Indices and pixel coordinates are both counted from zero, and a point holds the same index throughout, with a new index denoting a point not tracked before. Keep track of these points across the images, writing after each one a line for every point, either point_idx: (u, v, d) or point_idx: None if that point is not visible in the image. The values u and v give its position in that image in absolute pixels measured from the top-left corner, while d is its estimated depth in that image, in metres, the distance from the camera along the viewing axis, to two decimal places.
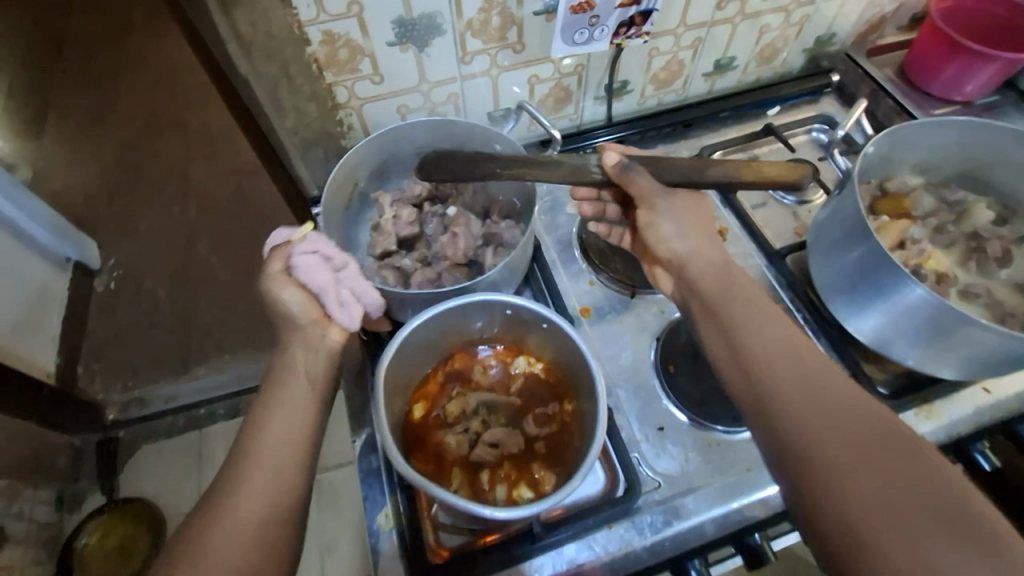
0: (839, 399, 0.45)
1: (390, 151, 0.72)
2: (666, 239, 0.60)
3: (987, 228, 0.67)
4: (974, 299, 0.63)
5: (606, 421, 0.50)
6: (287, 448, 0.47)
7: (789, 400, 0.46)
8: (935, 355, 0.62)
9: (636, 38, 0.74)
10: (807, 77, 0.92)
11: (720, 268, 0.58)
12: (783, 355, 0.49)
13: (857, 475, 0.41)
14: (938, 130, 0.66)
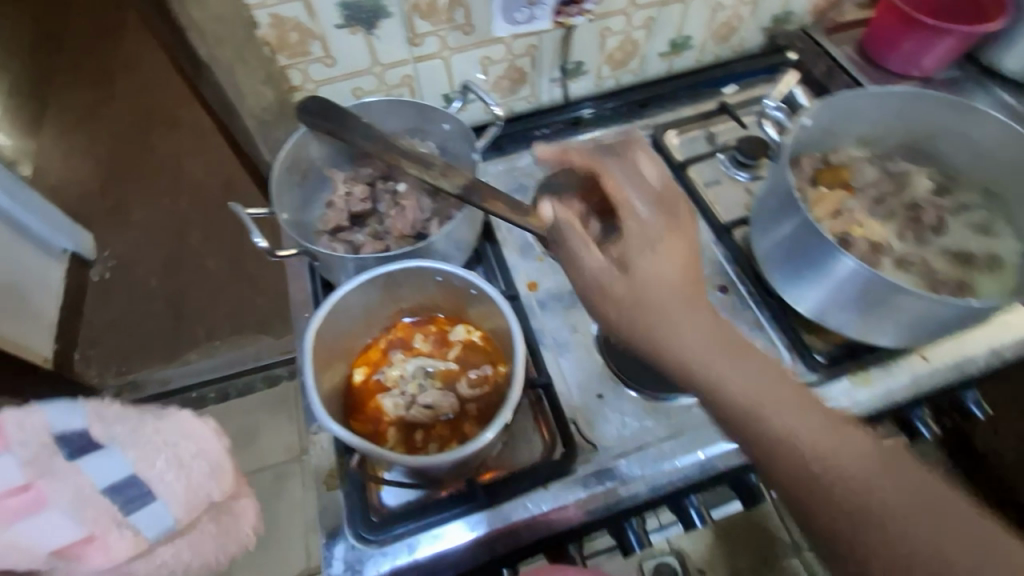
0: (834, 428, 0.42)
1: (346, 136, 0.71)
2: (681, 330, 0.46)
3: (926, 198, 0.67)
4: (909, 268, 0.63)
5: (523, 381, 0.53)
6: None
7: (749, 423, 0.43)
8: (874, 317, 0.62)
9: (580, 17, 0.75)
10: (762, 55, 0.93)
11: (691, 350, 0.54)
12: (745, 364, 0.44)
13: (865, 486, 0.40)
14: (875, 101, 0.67)
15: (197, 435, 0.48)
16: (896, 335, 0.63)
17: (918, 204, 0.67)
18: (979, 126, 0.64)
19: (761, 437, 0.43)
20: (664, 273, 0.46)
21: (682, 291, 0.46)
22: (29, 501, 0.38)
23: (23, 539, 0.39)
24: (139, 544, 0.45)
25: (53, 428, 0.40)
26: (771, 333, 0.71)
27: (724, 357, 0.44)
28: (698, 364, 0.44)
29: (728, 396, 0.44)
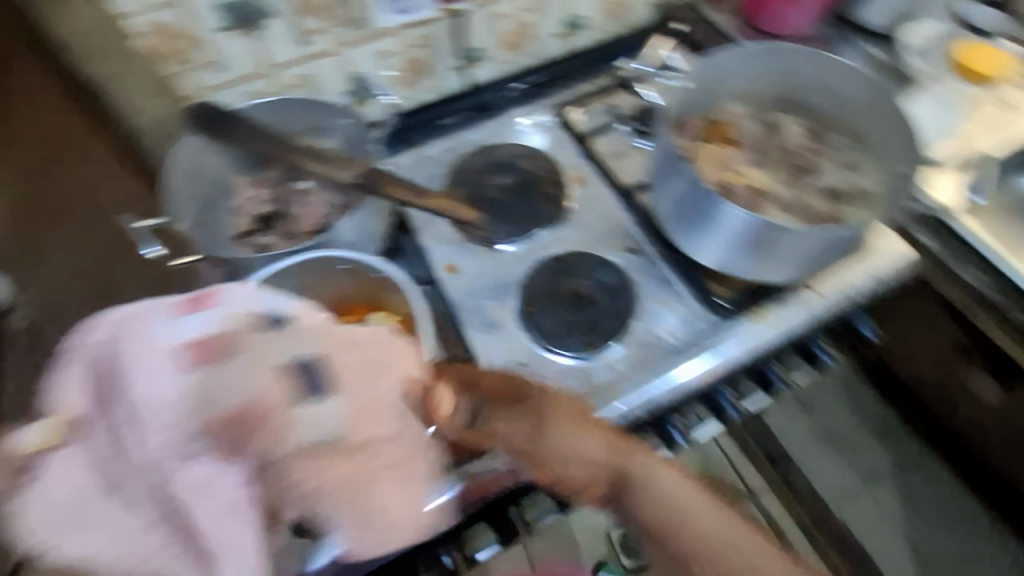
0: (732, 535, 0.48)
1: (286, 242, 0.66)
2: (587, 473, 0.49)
3: (801, 144, 0.72)
4: (790, 209, 0.67)
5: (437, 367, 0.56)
6: None
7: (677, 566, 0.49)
8: (762, 258, 0.67)
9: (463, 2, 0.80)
10: (652, 28, 0.98)
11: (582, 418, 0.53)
12: (690, 506, 0.48)
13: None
14: (741, 58, 0.73)
15: (389, 358, 0.44)
16: (783, 273, 0.68)
17: (795, 152, 0.72)
18: (834, 72, 0.69)
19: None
20: (582, 451, 0.49)
21: (620, 466, 0.49)
22: (218, 347, 0.37)
23: (211, 384, 0.35)
24: (294, 450, 0.36)
25: (263, 304, 0.42)
26: (679, 288, 0.74)
27: (652, 525, 0.48)
28: (639, 525, 0.49)
29: (656, 546, 0.50)
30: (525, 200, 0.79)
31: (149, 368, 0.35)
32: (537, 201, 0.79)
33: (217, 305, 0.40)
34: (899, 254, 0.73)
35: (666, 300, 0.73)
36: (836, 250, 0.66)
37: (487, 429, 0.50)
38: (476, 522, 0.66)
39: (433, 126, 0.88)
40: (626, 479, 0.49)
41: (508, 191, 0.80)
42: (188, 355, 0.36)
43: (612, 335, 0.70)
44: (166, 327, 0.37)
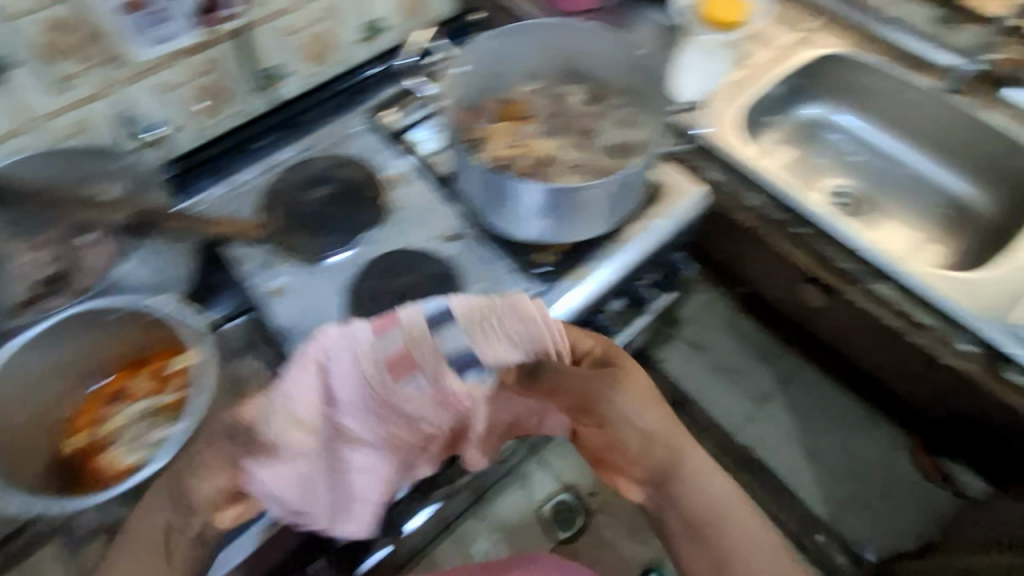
0: (756, 537, 0.54)
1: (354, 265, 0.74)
2: (637, 458, 0.57)
3: (585, 108, 0.77)
4: (579, 170, 0.71)
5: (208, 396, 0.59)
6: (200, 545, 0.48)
7: (698, 550, 0.55)
8: (566, 218, 0.70)
9: (227, 22, 0.76)
10: (453, 21, 1.01)
11: (655, 411, 0.58)
12: (727, 503, 0.55)
13: None
14: (514, 39, 0.75)
15: (530, 335, 0.53)
16: (587, 228, 0.72)
17: (579, 117, 0.76)
18: (597, 41, 0.74)
19: (704, 562, 0.54)
20: (641, 421, 0.57)
21: (673, 457, 0.56)
22: (400, 357, 0.50)
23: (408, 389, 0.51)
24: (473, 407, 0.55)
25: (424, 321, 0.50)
26: (501, 265, 0.75)
27: (685, 514, 0.55)
28: (671, 508, 0.57)
29: (681, 533, 0.56)
30: (345, 208, 0.79)
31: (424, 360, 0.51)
32: (354, 206, 0.79)
33: (392, 332, 0.50)
34: (687, 189, 0.80)
35: (490, 279, 0.74)
36: (627, 194, 0.70)
37: (547, 386, 0.60)
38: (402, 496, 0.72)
39: (245, 153, 0.86)
40: (675, 471, 0.56)
41: (325, 202, 0.79)
42: (392, 362, 0.50)
43: None
44: (364, 348, 0.49)
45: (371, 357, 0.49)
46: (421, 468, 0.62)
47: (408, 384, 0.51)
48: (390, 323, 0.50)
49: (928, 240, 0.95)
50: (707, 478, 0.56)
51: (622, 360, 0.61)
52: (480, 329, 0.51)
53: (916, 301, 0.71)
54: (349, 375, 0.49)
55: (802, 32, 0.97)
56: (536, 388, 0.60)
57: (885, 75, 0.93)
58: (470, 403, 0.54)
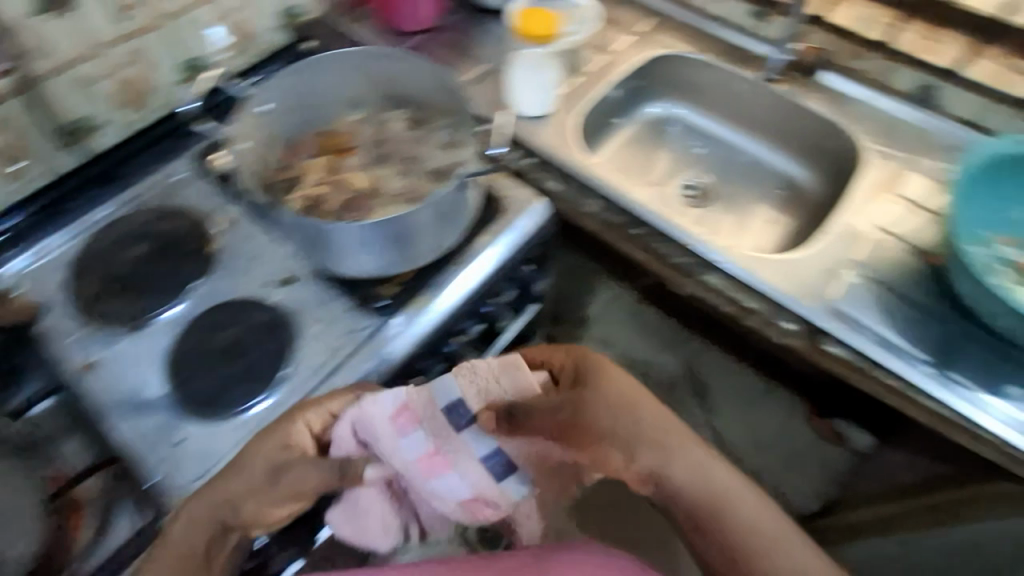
0: (756, 513, 0.59)
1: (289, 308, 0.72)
2: (628, 462, 0.60)
3: (406, 133, 0.75)
4: (402, 199, 0.70)
5: None
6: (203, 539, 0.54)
7: (700, 532, 0.59)
8: (391, 250, 0.69)
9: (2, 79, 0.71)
10: (286, 50, 0.98)
11: (641, 406, 0.62)
12: (726, 485, 0.60)
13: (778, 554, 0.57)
14: (323, 68, 0.73)
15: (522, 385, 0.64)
16: (416, 257, 0.71)
17: (402, 144, 0.75)
18: (407, 65, 0.73)
19: (711, 544, 0.59)
20: (624, 422, 0.61)
21: (664, 454, 0.60)
22: (435, 448, 0.62)
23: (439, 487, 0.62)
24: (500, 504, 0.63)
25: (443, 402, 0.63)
26: (337, 304, 0.72)
27: (683, 502, 0.60)
28: (671, 500, 0.61)
29: (684, 520, 0.60)
30: (170, 262, 0.74)
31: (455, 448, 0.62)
32: (177, 260, 0.75)
33: (416, 414, 0.62)
34: (527, 202, 0.81)
35: (326, 321, 0.71)
36: (453, 209, 0.71)
37: (547, 413, 0.61)
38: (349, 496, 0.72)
39: (56, 213, 0.80)
40: (669, 467, 0.60)
41: (143, 261, 0.75)
42: (427, 453, 0.62)
43: (270, 382, 0.66)
44: (399, 436, 0.61)
45: (407, 442, 0.61)
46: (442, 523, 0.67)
47: (444, 473, 0.62)
48: (409, 411, 0.61)
49: (774, 220, 0.98)
50: (701, 462, 0.60)
51: (593, 375, 0.64)
52: (481, 400, 0.63)
53: (743, 287, 0.74)
54: (393, 447, 0.61)
55: (631, 38, 1.02)
56: (543, 421, 0.61)
57: (710, 71, 1.00)
58: (504, 508, 0.64)
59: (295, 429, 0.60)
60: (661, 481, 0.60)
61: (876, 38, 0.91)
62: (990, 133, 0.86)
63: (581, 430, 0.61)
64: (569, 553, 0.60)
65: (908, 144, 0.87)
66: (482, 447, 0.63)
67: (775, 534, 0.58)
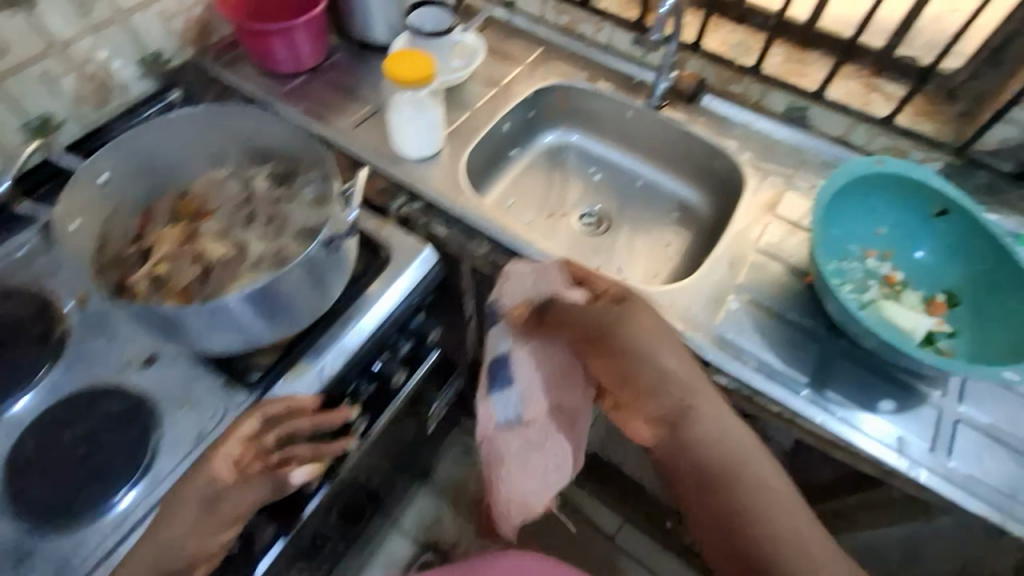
0: (760, 472, 0.57)
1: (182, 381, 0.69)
2: (641, 391, 0.62)
3: (267, 193, 0.71)
4: (263, 266, 0.66)
5: None
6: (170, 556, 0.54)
7: (700, 487, 0.58)
8: (272, 317, 0.66)
9: None
10: (150, 100, 0.93)
11: (670, 347, 0.62)
12: (740, 442, 0.58)
13: (776, 514, 0.54)
14: (169, 128, 0.68)
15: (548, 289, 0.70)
16: (298, 320, 0.68)
17: (263, 203, 0.71)
18: (260, 120, 0.70)
19: (705, 502, 0.57)
20: (649, 354, 0.61)
21: (684, 399, 0.60)
22: (492, 367, 0.74)
23: (493, 406, 0.74)
24: (527, 420, 0.74)
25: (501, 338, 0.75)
26: (205, 381, 0.69)
27: (687, 458, 0.59)
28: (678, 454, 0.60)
29: (687, 480, 0.59)
30: (17, 347, 0.69)
31: (508, 372, 0.73)
32: (21, 348, 0.69)
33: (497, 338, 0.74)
34: (413, 250, 0.78)
35: (193, 402, 0.68)
36: (324, 270, 0.67)
37: (568, 319, 0.66)
38: (263, 521, 0.68)
39: None
40: (686, 412, 0.59)
41: None
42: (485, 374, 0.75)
43: (127, 477, 0.62)
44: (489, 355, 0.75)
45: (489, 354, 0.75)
46: (511, 447, 0.75)
47: (500, 385, 0.74)
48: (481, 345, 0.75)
49: (669, 244, 0.98)
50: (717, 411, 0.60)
51: (621, 323, 0.62)
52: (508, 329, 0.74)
53: None
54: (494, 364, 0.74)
55: (518, 71, 1.03)
56: (568, 323, 0.67)
57: (599, 99, 1.01)
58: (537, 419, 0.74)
59: (215, 465, 0.57)
60: (677, 420, 0.60)
61: (748, 64, 0.93)
62: (858, 150, 0.89)
63: (600, 340, 0.63)
64: (506, 557, 0.80)
65: (784, 164, 0.90)
66: (507, 364, 0.73)
67: (781, 492, 0.55)
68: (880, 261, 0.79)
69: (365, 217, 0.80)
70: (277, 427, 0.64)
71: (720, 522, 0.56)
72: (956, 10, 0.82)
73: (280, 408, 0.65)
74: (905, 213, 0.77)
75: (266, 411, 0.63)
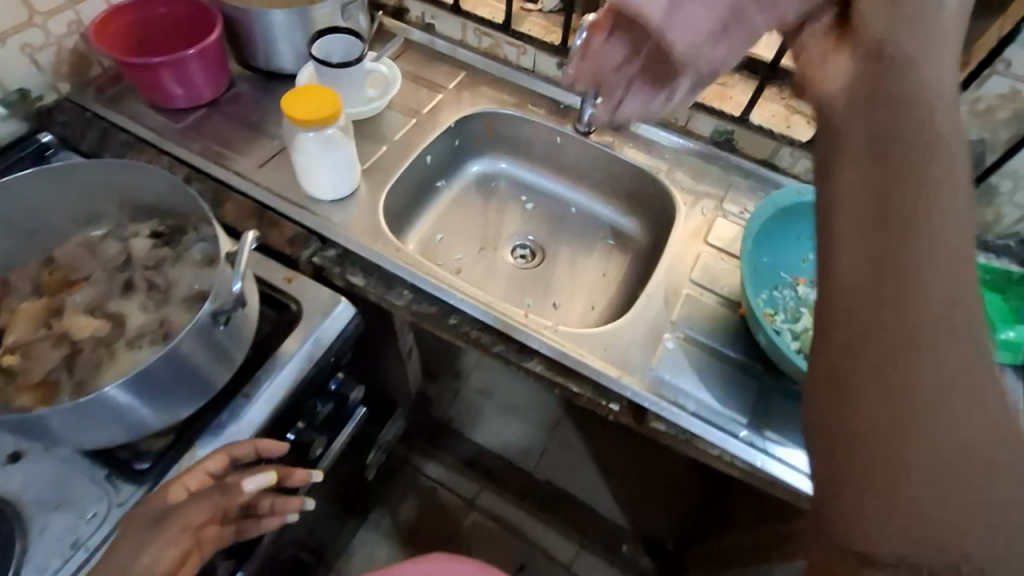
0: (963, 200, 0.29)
1: (56, 482, 0.60)
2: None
3: (149, 255, 0.63)
4: (143, 342, 0.58)
5: None
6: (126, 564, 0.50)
7: (861, 299, 0.29)
8: (162, 400, 0.57)
9: None
10: (17, 144, 0.82)
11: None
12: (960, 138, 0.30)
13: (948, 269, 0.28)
14: (18, 189, 0.58)
15: None
16: (196, 400, 0.60)
17: (143, 267, 0.62)
18: (134, 171, 0.61)
19: (864, 377, 0.28)
20: None
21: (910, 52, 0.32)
22: None
23: None
24: None
25: None
26: (85, 475, 0.60)
27: (881, 192, 0.29)
28: (860, 256, 0.29)
29: (856, 218, 0.30)
30: None
31: None
32: None
33: None
34: (327, 303, 0.71)
35: (71, 500, 0.59)
36: (221, 335, 0.59)
37: None
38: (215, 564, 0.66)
39: None
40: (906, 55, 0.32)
41: None
42: None
43: None
44: None
45: None
46: None
47: None
48: None
49: (604, 274, 0.95)
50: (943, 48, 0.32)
51: None
52: None
53: (565, 371, 0.69)
54: None
55: (439, 98, 0.97)
56: None
57: (527, 125, 0.98)
58: None
59: (172, 492, 0.54)
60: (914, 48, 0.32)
61: None
62: (783, 172, 0.89)
63: None
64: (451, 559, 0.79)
65: (713, 189, 0.89)
66: None
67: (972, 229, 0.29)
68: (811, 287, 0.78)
69: (271, 269, 0.72)
70: (242, 471, 0.60)
71: (866, 434, 0.27)
72: None
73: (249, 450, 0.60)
74: None
75: (234, 452, 0.59)
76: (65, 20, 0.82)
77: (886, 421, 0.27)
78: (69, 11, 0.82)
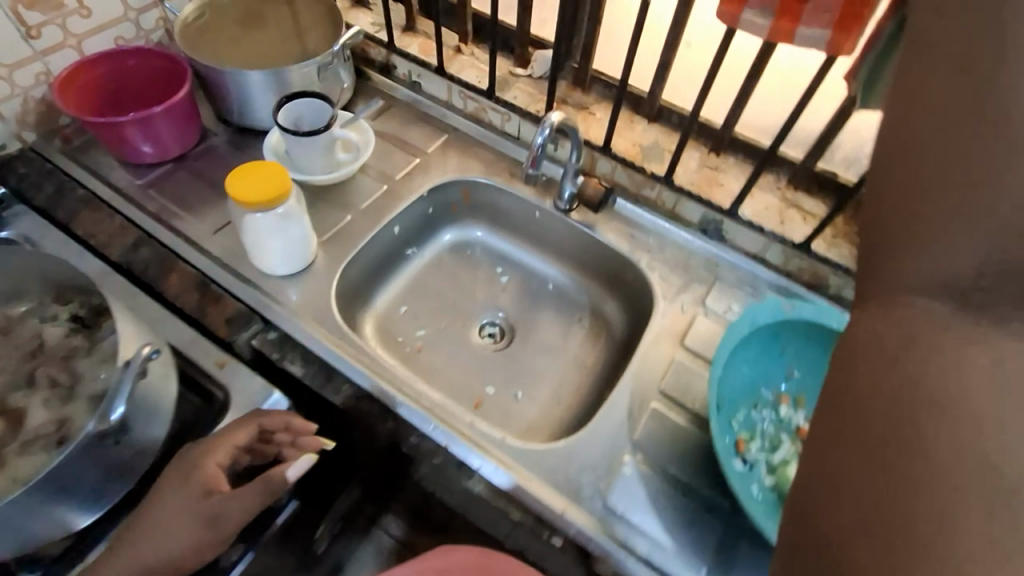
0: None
1: None
2: None
3: (60, 344, 0.58)
4: (36, 446, 0.53)
5: None
6: (166, 531, 0.54)
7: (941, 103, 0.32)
8: (57, 506, 0.53)
9: None
10: None
11: None
12: None
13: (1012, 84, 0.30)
14: None
15: None
16: (98, 506, 0.56)
17: (53, 358, 0.58)
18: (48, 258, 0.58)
19: (922, 166, 0.33)
20: None
21: None
22: None
23: None
24: None
25: None
26: None
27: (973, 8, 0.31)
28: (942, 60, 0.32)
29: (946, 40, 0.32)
30: None
31: None
32: None
33: None
34: (259, 395, 0.66)
35: None
36: (130, 426, 0.57)
37: None
38: None
39: None
40: None
41: None
42: None
43: None
44: None
45: None
46: None
47: None
48: None
49: (575, 361, 0.87)
50: None
51: None
52: None
53: (507, 497, 0.63)
54: None
55: (415, 162, 0.93)
56: None
57: (505, 196, 0.93)
58: None
59: (204, 464, 0.56)
60: None
61: (659, 172, 0.85)
62: (772, 267, 0.82)
63: None
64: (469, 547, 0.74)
65: (697, 281, 0.82)
66: None
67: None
68: (793, 409, 0.70)
69: (204, 353, 0.67)
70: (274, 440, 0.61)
71: (910, 221, 0.34)
72: (872, 126, 0.76)
73: (279, 423, 0.62)
74: (820, 355, 0.70)
75: (263, 420, 0.61)
76: (33, 71, 0.80)
77: (920, 199, 0.33)
78: (37, 63, 0.80)
